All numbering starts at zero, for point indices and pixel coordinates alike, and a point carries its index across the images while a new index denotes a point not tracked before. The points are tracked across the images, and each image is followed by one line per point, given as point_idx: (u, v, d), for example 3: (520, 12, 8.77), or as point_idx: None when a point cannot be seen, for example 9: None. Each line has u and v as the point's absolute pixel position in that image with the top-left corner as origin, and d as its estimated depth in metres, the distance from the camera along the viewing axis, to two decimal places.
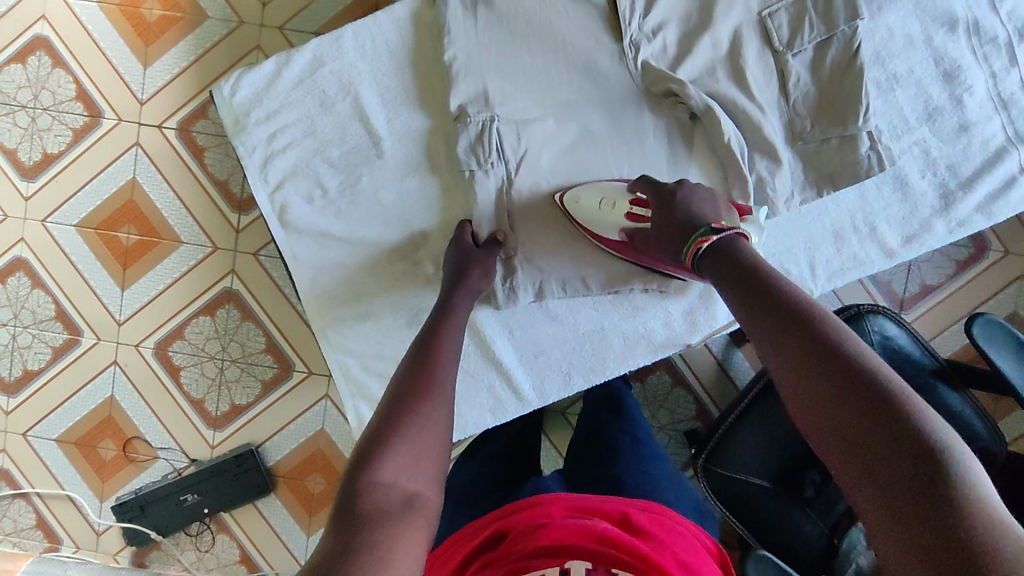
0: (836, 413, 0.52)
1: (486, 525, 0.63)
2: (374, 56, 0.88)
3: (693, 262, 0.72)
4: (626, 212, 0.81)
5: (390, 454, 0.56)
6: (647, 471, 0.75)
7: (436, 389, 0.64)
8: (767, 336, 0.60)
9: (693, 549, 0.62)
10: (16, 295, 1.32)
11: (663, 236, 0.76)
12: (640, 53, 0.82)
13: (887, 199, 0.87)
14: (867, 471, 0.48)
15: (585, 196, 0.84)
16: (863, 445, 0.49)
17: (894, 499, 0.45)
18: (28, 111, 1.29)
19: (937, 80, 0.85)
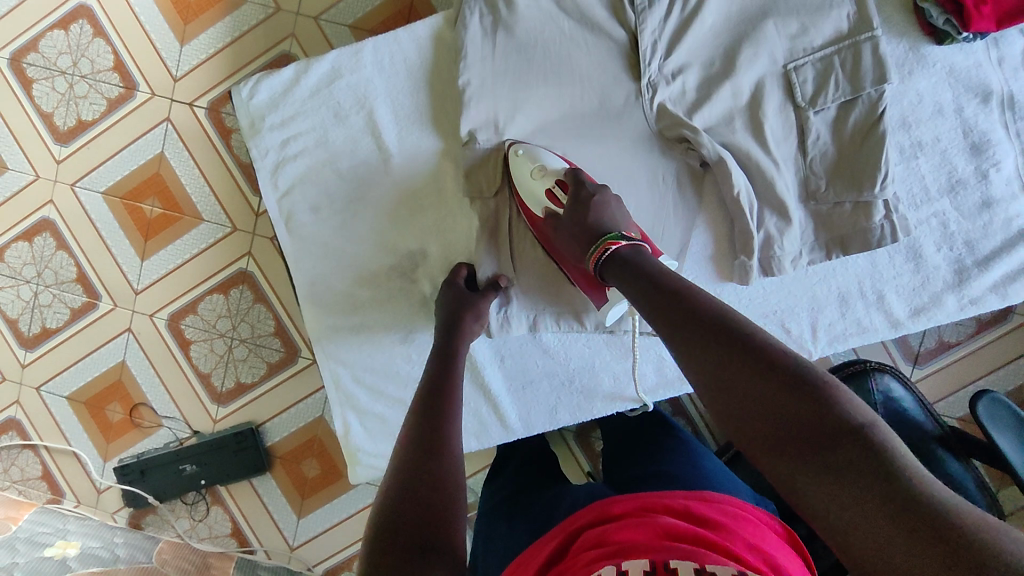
0: (762, 408, 0.52)
1: (549, 540, 0.58)
2: (392, 72, 0.87)
3: (597, 266, 0.73)
4: (548, 191, 0.79)
5: (402, 507, 0.57)
6: (700, 462, 0.71)
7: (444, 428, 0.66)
8: (678, 336, 0.60)
9: (766, 536, 0.56)
10: (41, 254, 1.35)
11: (568, 228, 0.77)
12: (656, 95, 0.80)
13: (899, 268, 0.84)
14: (801, 460, 0.48)
15: (524, 160, 0.80)
16: (783, 426, 0.50)
17: (843, 480, 0.46)
18: (66, 77, 1.32)
19: (964, 151, 0.82)
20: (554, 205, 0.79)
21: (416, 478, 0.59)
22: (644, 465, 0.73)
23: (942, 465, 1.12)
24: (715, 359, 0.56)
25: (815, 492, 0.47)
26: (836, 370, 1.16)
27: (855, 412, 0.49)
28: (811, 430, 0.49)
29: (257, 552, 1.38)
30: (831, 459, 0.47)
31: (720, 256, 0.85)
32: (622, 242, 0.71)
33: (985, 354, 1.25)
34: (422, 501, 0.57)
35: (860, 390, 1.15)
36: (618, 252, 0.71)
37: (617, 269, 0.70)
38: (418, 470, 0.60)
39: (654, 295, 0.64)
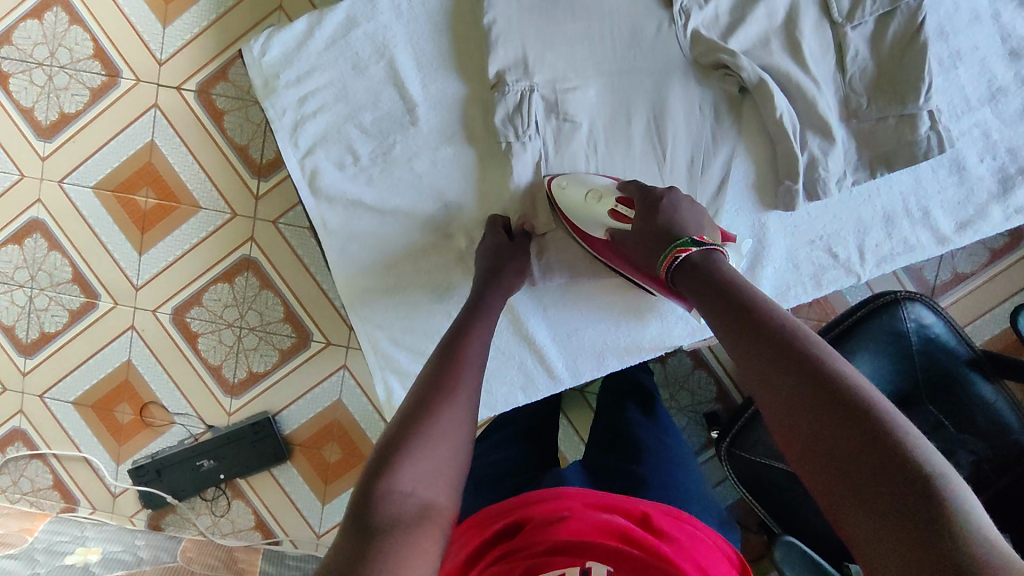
0: (823, 433, 0.50)
1: (506, 512, 0.59)
2: (410, 18, 0.84)
3: (666, 273, 0.71)
4: (609, 209, 0.78)
5: (410, 459, 0.56)
6: (668, 473, 0.72)
7: (458, 391, 0.63)
8: (746, 355, 0.58)
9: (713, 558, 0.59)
10: (33, 256, 1.30)
11: (639, 242, 0.75)
12: (690, 20, 0.78)
13: (943, 182, 0.83)
14: (854, 491, 0.46)
15: (572, 188, 0.80)
16: (839, 453, 0.48)
17: (895, 525, 0.44)
18: (44, 69, 1.26)
19: (1003, 57, 0.80)
20: (620, 222, 0.78)
21: (423, 434, 0.58)
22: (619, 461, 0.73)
23: (974, 388, 1.10)
24: (780, 381, 0.54)
25: (864, 530, 0.45)
26: (867, 301, 1.11)
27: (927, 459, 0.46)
28: (872, 466, 0.46)
29: (283, 542, 1.35)
30: (890, 501, 0.45)
31: (763, 184, 0.84)
32: (693, 249, 0.69)
33: (1005, 280, 1.25)
34: (432, 458, 0.57)
35: (893, 320, 1.11)
36: (691, 257, 0.69)
37: (683, 278, 0.68)
38: (429, 427, 0.59)
39: (724, 312, 0.62)
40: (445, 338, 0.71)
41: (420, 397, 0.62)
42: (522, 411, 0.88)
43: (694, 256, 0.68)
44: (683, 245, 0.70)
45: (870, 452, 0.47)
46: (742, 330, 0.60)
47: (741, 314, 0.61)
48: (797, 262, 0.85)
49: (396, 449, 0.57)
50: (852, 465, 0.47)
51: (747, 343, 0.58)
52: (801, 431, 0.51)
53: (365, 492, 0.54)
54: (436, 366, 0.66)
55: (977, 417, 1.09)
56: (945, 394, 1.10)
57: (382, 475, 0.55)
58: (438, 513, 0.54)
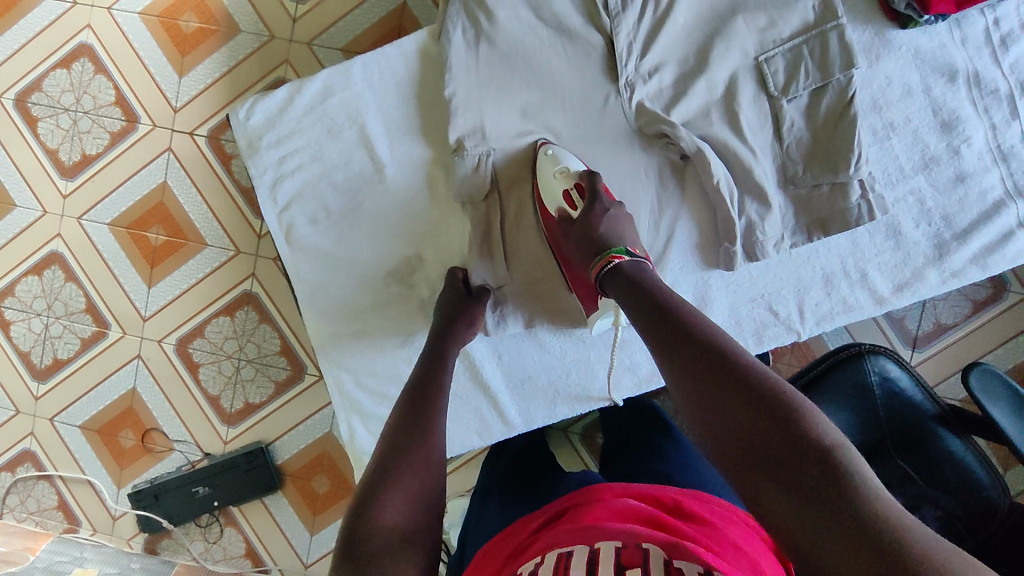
0: (732, 414, 0.55)
1: (535, 517, 0.62)
2: (382, 86, 0.91)
3: (598, 278, 0.76)
4: (565, 192, 0.82)
5: (393, 492, 0.61)
6: (693, 467, 0.75)
7: (432, 425, 0.69)
8: (668, 358, 0.63)
9: (746, 534, 0.58)
10: (50, 287, 1.39)
11: (574, 244, 0.81)
12: (635, 93, 0.84)
13: (879, 246, 0.87)
14: (763, 470, 0.51)
15: (549, 160, 0.84)
16: (749, 438, 0.53)
17: (799, 494, 0.49)
18: (70, 114, 1.36)
19: (935, 129, 0.86)
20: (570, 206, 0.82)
21: (400, 471, 0.62)
22: (647, 463, 0.76)
23: (943, 443, 1.11)
24: (696, 371, 0.59)
25: (775, 505, 0.50)
26: (831, 354, 1.15)
27: (822, 434, 0.51)
28: (781, 447, 0.51)
29: (271, 571, 1.39)
30: (790, 467, 0.50)
31: (705, 244, 0.88)
32: (625, 258, 0.74)
33: (983, 334, 1.25)
34: (412, 492, 0.62)
35: (856, 370, 1.13)
36: (622, 266, 0.74)
37: (613, 286, 0.74)
38: (408, 463, 0.64)
39: (647, 314, 0.67)
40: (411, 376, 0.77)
41: (394, 436, 0.67)
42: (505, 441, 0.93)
43: (625, 265, 0.74)
44: (617, 252, 0.76)
45: (778, 435, 0.52)
46: (665, 332, 0.64)
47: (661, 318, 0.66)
48: (738, 316, 0.88)
49: (378, 487, 0.61)
50: (763, 452, 0.52)
51: (667, 346, 0.63)
52: (717, 422, 0.56)
53: (354, 524, 0.59)
54: (408, 405, 0.72)
55: (948, 473, 1.09)
56: (913, 448, 1.11)
57: (366, 511, 0.59)
58: (422, 539, 0.60)
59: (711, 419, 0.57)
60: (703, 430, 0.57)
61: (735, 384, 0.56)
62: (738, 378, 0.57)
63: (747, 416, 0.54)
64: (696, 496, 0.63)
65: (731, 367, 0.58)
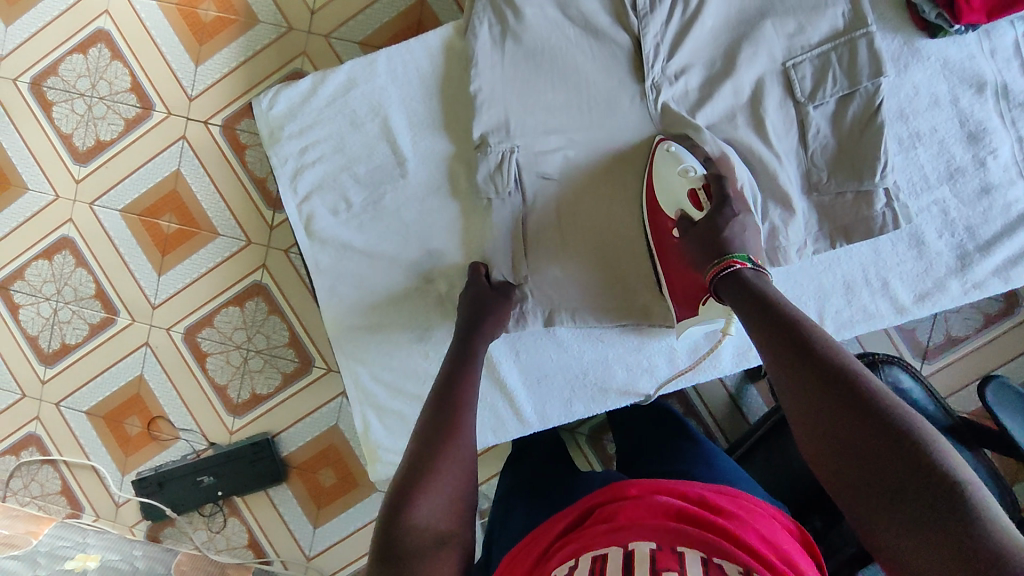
0: (854, 441, 0.54)
1: (563, 515, 0.61)
2: (405, 80, 0.91)
3: (712, 281, 0.74)
4: (690, 192, 0.79)
5: (424, 490, 0.61)
6: (715, 467, 0.73)
7: (462, 424, 0.69)
8: (787, 374, 0.62)
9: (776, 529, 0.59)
10: (60, 271, 1.39)
11: (689, 247, 0.78)
12: (660, 95, 0.84)
13: (901, 255, 0.87)
14: (887, 501, 0.51)
15: (671, 157, 0.82)
16: (873, 467, 0.53)
17: (923, 530, 0.48)
18: (86, 99, 1.36)
19: (961, 139, 0.85)
20: (693, 207, 0.79)
21: (436, 470, 0.63)
22: (667, 464, 0.75)
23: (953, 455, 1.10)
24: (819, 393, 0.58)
25: (892, 533, 0.50)
26: None
27: (949, 464, 0.50)
28: (906, 479, 0.50)
29: (273, 562, 1.39)
30: (915, 501, 0.49)
31: None
32: (744, 264, 0.72)
33: (995, 347, 1.25)
34: (445, 491, 0.62)
35: None
36: (743, 271, 0.72)
37: (728, 293, 0.72)
38: (441, 461, 0.64)
39: (766, 329, 0.66)
40: (441, 376, 0.77)
41: (428, 433, 0.67)
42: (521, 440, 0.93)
43: (747, 271, 0.72)
44: (738, 259, 0.73)
45: (900, 463, 0.51)
46: (785, 350, 0.63)
47: (778, 331, 0.65)
48: None
49: (410, 485, 0.61)
50: (882, 479, 0.52)
51: (785, 359, 0.63)
52: (837, 445, 0.56)
53: (388, 521, 0.59)
54: (437, 404, 0.72)
55: None
56: None
57: (400, 511, 0.59)
58: (452, 540, 0.60)
59: (828, 439, 0.57)
60: (824, 454, 0.57)
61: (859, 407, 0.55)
62: (859, 399, 0.56)
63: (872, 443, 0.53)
64: (725, 491, 0.63)
65: (853, 387, 0.57)
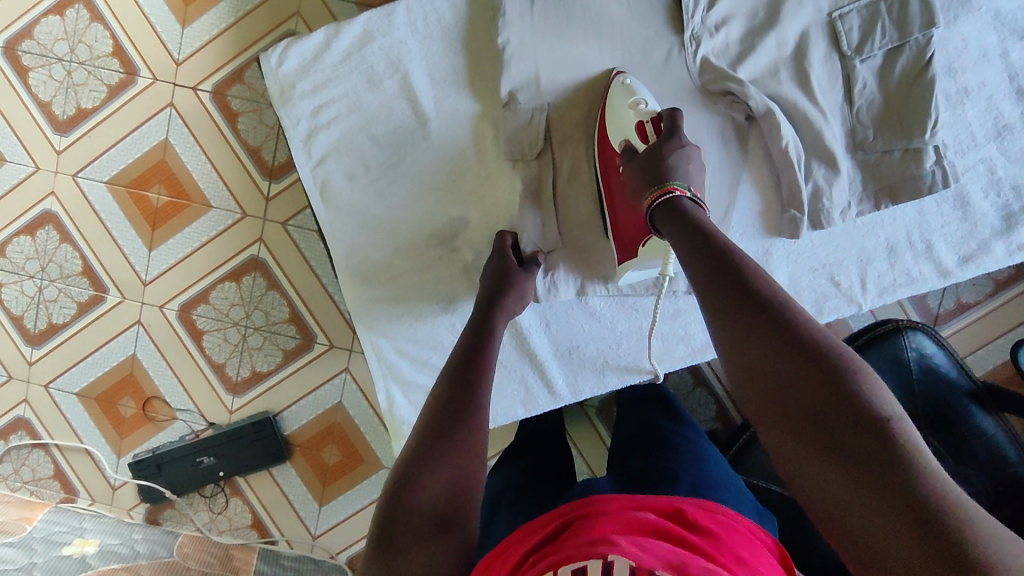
0: (790, 379, 0.52)
1: (541, 527, 0.57)
2: (426, 34, 0.86)
3: (651, 208, 0.69)
4: (638, 124, 0.76)
5: (431, 474, 0.57)
6: (704, 467, 0.71)
7: (475, 405, 0.65)
8: (718, 308, 0.58)
9: (753, 549, 0.57)
10: (44, 248, 1.31)
11: (633, 175, 0.74)
12: (700, 48, 0.80)
13: (946, 217, 0.86)
14: (816, 446, 0.49)
15: (623, 90, 0.79)
16: (807, 408, 0.50)
17: (856, 478, 0.47)
18: (64, 64, 1.28)
19: (1010, 96, 0.83)
20: (641, 140, 0.75)
21: (445, 452, 0.59)
22: (654, 461, 0.72)
23: (973, 421, 1.04)
24: (756, 331, 0.55)
25: (830, 484, 0.48)
26: (865, 329, 1.08)
27: (885, 414, 0.48)
28: (839, 424, 0.49)
29: (278, 542, 1.35)
30: (850, 447, 0.47)
31: (768, 212, 0.85)
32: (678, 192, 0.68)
33: (1009, 311, 1.22)
34: (450, 473, 0.58)
35: (891, 348, 1.06)
36: (681, 199, 0.68)
37: (665, 221, 0.68)
38: (448, 444, 0.60)
39: (699, 258, 0.62)
40: (454, 355, 0.72)
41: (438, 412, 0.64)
42: (529, 425, 0.91)
43: (682, 199, 0.68)
44: (677, 185, 0.69)
45: (837, 406, 0.49)
46: (716, 281, 0.59)
47: (718, 267, 0.60)
48: (798, 286, 0.87)
49: (417, 465, 0.58)
50: (822, 426, 0.49)
51: (715, 291, 0.59)
52: (771, 386, 0.53)
53: (388, 505, 0.56)
54: (453, 382, 0.68)
55: (977, 449, 1.02)
56: (942, 428, 1.04)
57: (402, 494, 0.56)
58: (466, 526, 0.56)
59: (761, 375, 0.53)
60: (753, 392, 0.54)
61: (795, 347, 0.52)
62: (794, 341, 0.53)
63: (808, 383, 0.51)
64: (702, 505, 0.61)
65: (789, 327, 0.54)
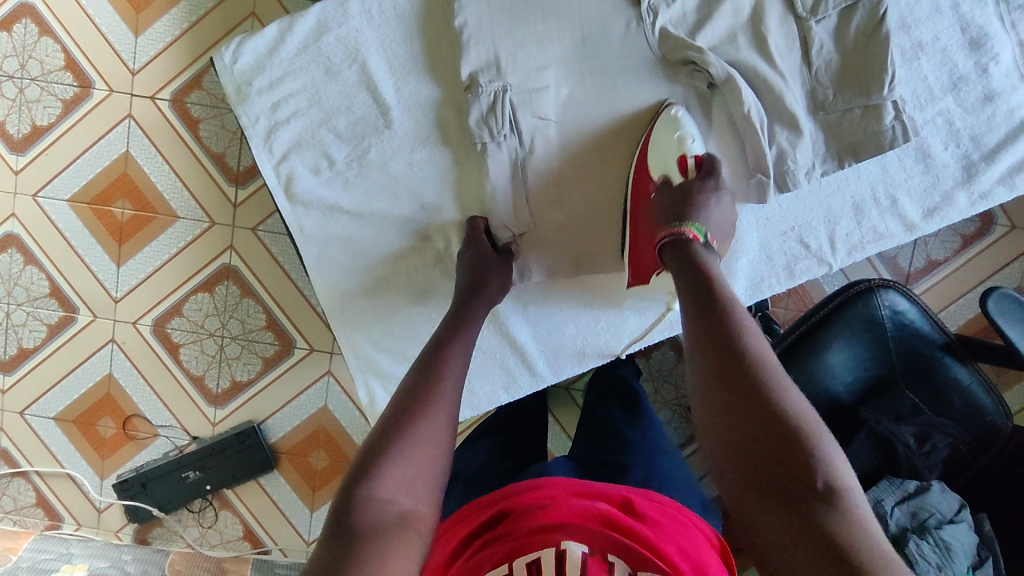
0: (744, 426, 0.52)
1: (486, 507, 0.59)
2: (381, 21, 0.85)
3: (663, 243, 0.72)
4: (680, 157, 0.79)
5: (390, 465, 0.57)
6: (654, 461, 0.72)
7: (442, 396, 0.64)
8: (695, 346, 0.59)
9: (694, 538, 0.58)
10: (9, 272, 1.28)
11: (659, 204, 0.77)
12: (658, 18, 0.80)
13: (909, 170, 0.89)
14: (759, 492, 0.50)
15: (670, 122, 0.82)
16: (754, 454, 0.51)
17: (793, 531, 0.47)
18: (15, 81, 1.24)
19: (963, 47, 0.86)
20: (679, 173, 0.79)
21: (407, 443, 0.59)
22: (604, 454, 0.74)
23: (948, 372, 1.04)
24: (718, 371, 0.55)
25: (763, 522, 0.49)
26: (838, 290, 1.05)
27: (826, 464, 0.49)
28: (783, 475, 0.49)
29: (272, 551, 1.33)
30: (788, 499, 0.48)
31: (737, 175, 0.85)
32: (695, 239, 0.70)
33: (981, 263, 1.23)
34: (412, 467, 0.57)
35: (866, 308, 1.04)
36: (694, 241, 0.70)
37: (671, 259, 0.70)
38: (413, 436, 0.59)
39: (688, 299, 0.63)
40: (426, 349, 0.71)
41: (404, 401, 0.63)
42: (506, 411, 0.92)
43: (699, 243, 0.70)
44: (693, 230, 0.71)
45: (785, 456, 0.50)
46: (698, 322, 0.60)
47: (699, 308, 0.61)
48: (770, 251, 0.90)
49: (377, 455, 0.57)
50: (764, 459, 0.50)
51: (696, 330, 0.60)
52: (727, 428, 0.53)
53: (346, 496, 0.55)
54: (421, 373, 0.67)
55: (954, 400, 1.03)
56: (918, 384, 1.04)
57: (360, 485, 0.55)
58: (419, 523, 0.55)
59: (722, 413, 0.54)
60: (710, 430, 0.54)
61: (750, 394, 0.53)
62: (743, 376, 0.54)
63: (760, 431, 0.51)
64: (653, 497, 0.62)
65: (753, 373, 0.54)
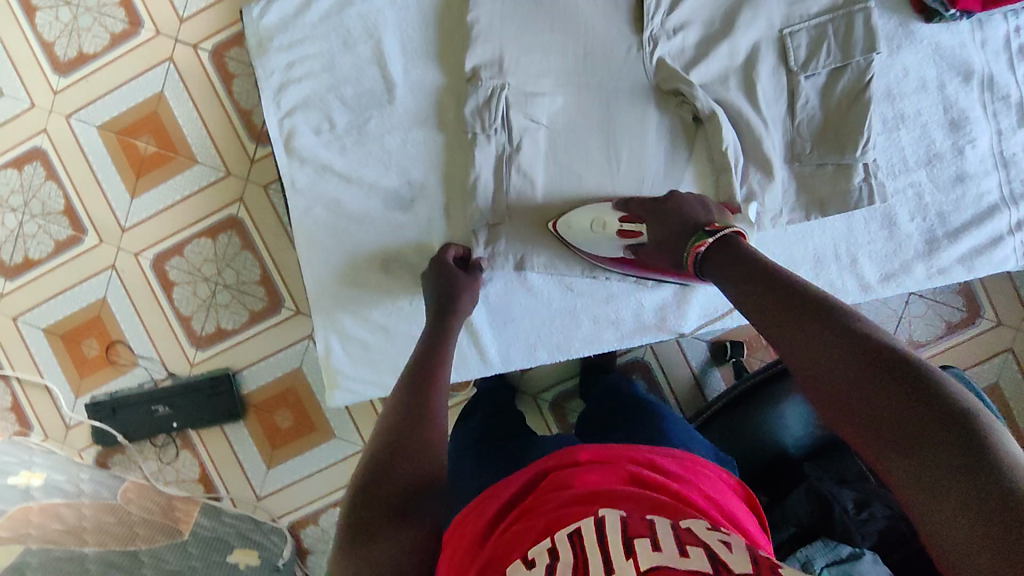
0: (852, 386, 0.53)
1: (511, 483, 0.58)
2: (402, 6, 0.91)
3: (692, 268, 0.76)
4: (616, 230, 0.86)
5: (393, 469, 0.60)
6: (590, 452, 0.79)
7: (432, 404, 0.68)
8: (784, 333, 0.61)
9: (728, 494, 0.60)
10: (29, 183, 1.34)
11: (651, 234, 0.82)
12: (657, 48, 0.87)
13: (874, 234, 0.96)
14: (887, 442, 0.49)
15: (575, 222, 0.88)
16: (873, 408, 0.51)
17: (928, 462, 0.46)
18: (71, 9, 1.32)
19: (943, 126, 0.95)
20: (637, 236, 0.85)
21: (407, 449, 0.62)
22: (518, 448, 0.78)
23: None
24: (818, 343, 0.57)
25: (893, 467, 0.48)
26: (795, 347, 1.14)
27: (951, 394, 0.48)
28: (903, 417, 0.49)
29: (222, 499, 1.37)
30: (916, 438, 0.47)
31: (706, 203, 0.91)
32: (710, 241, 0.74)
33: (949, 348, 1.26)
34: (415, 469, 0.60)
35: None
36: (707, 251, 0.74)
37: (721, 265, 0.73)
38: (411, 441, 0.63)
39: (767, 291, 0.65)
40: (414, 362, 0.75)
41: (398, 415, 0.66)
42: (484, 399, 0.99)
43: (711, 250, 0.74)
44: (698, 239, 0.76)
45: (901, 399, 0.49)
46: (780, 310, 0.62)
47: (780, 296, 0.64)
48: None
49: (379, 462, 0.60)
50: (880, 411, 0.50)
51: (781, 315, 0.62)
52: (839, 391, 0.54)
53: (356, 504, 0.58)
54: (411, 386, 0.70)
55: None
56: None
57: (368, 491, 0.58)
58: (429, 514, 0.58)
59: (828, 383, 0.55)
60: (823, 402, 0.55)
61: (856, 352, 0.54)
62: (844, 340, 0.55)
63: (872, 385, 0.51)
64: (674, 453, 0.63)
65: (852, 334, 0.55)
